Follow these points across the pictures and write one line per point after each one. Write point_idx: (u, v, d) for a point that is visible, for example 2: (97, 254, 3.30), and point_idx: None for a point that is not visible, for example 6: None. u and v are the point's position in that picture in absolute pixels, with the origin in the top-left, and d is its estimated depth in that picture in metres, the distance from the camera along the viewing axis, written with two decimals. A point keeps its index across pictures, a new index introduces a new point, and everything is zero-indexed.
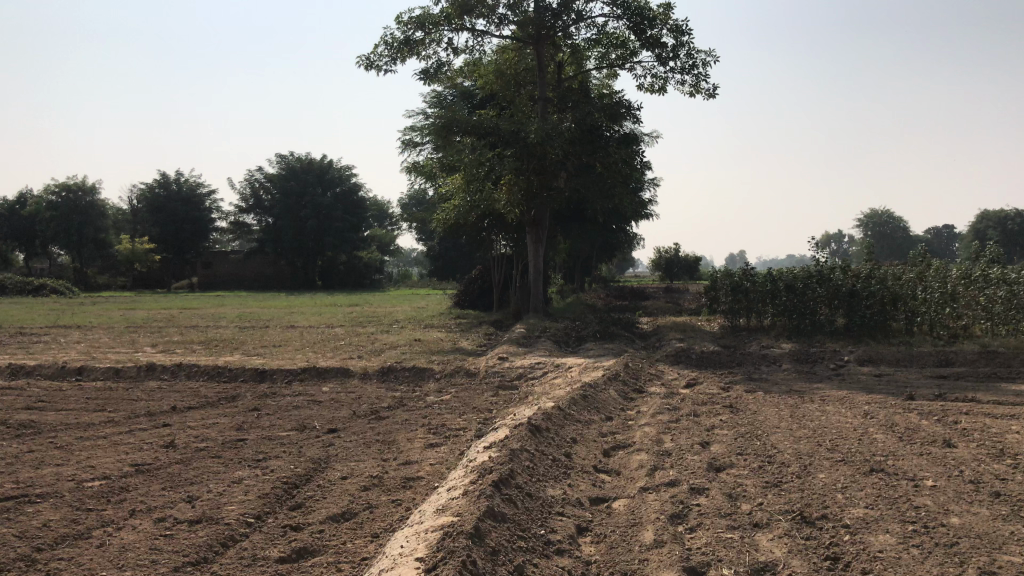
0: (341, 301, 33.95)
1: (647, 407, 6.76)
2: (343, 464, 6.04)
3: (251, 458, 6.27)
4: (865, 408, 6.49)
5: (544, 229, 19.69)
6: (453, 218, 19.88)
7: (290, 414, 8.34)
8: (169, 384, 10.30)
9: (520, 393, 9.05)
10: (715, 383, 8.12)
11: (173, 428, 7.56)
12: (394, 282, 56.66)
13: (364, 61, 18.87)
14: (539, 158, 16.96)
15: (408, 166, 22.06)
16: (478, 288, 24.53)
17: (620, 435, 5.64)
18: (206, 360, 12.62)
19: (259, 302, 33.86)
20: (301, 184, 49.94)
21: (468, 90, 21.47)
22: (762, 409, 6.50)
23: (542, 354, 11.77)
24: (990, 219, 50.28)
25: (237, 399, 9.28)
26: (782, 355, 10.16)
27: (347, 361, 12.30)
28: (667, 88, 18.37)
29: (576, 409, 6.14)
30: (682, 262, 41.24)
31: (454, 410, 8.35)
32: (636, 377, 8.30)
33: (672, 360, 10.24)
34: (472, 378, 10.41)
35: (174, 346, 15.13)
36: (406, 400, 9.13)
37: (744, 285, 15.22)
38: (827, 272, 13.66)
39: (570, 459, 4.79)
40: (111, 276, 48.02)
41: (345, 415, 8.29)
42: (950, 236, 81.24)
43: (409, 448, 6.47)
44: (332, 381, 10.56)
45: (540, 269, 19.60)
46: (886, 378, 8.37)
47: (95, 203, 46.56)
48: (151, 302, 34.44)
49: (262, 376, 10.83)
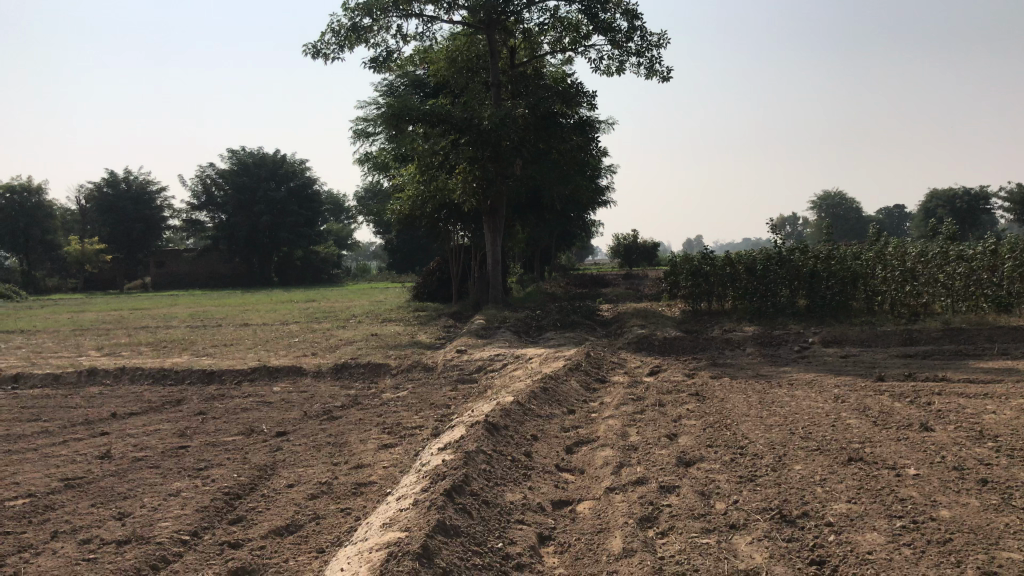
0: (299, 297, 33.28)
1: (611, 398, 6.49)
2: (290, 470, 5.67)
3: (191, 467, 5.86)
4: (835, 391, 6.28)
5: (501, 218, 19.34)
6: (408, 209, 19.44)
7: (238, 418, 7.92)
8: (111, 389, 9.81)
9: (479, 386, 8.73)
10: (680, 370, 7.87)
11: (110, 437, 7.11)
12: (353, 275, 55.93)
13: (310, 49, 18.33)
14: (494, 145, 16.60)
15: (360, 157, 21.54)
16: (436, 280, 24.14)
17: (583, 430, 5.35)
18: (152, 362, 12.09)
19: (214, 300, 33.04)
20: (253, 179, 48.93)
21: (419, 78, 21.00)
22: (730, 396, 6.25)
23: (502, 345, 11.46)
24: (939, 198, 51.11)
25: (182, 403, 8.83)
26: (745, 339, 9.96)
27: (300, 359, 11.86)
28: (622, 72, 18.12)
29: (537, 403, 5.84)
30: (641, 248, 41.13)
31: (410, 408, 8.00)
32: (599, 367, 8.02)
33: (635, 347, 9.99)
34: (430, 372, 10.07)
35: (120, 349, 14.53)
36: (361, 398, 8.76)
37: (704, 269, 15.07)
38: (788, 253, 13.56)
39: (530, 458, 4.47)
40: (60, 278, 46.63)
41: (296, 416, 7.91)
42: (902, 215, 82.55)
43: (362, 451, 6.12)
44: (284, 380, 10.13)
45: (498, 258, 19.28)
46: (852, 359, 8.19)
47: (41, 203, 45.22)
48: (101, 304, 33.44)
49: (210, 378, 10.36)
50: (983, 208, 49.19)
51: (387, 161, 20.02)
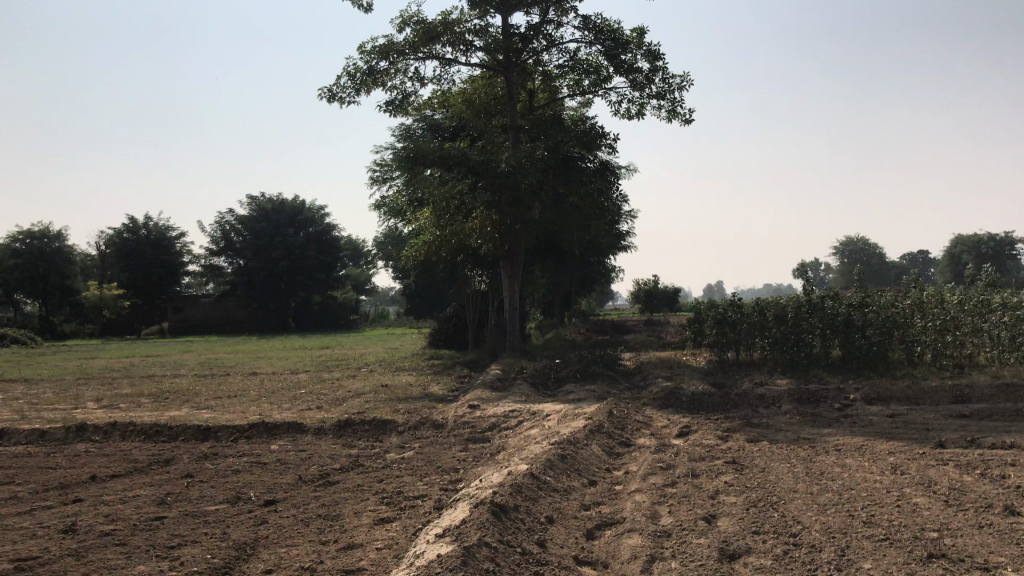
0: (316, 343, 32.73)
1: (637, 466, 5.78)
2: (272, 551, 4.99)
3: (160, 545, 5.19)
4: (891, 460, 5.54)
5: (519, 263, 18.71)
6: (423, 254, 18.92)
7: (227, 482, 7.24)
8: (98, 447, 9.18)
9: (492, 448, 8.03)
10: (712, 432, 7.13)
11: (84, 505, 6.45)
12: (370, 321, 55.34)
13: (325, 92, 18.00)
14: (511, 188, 16.12)
15: (377, 203, 21.08)
16: (453, 327, 23.50)
17: (606, 509, 4.64)
18: (149, 415, 11.46)
19: (229, 347, 32.50)
20: (272, 225, 48.70)
21: (437, 122, 20.56)
22: (772, 466, 5.54)
23: (517, 399, 10.75)
24: (965, 244, 50.13)
25: (171, 464, 8.17)
26: (780, 394, 9.21)
27: (304, 414, 11.20)
28: (644, 115, 17.63)
29: (554, 474, 5.16)
30: (662, 293, 40.34)
31: (415, 472, 7.30)
32: (622, 427, 7.31)
33: (660, 404, 9.25)
34: (440, 430, 9.38)
35: (121, 400, 13.94)
36: (363, 459, 8.08)
37: (730, 317, 14.37)
38: (822, 301, 12.82)
39: (543, 549, 3.78)
40: (78, 323, 46.43)
41: (289, 481, 7.23)
42: (926, 261, 81.35)
43: (355, 526, 5.43)
44: (284, 438, 9.47)
45: (515, 304, 18.65)
46: (901, 420, 7.43)
47: (61, 249, 45.32)
48: (116, 350, 33.11)
49: (205, 434, 9.70)
50: (1009, 254, 48.10)
51: (403, 206, 19.51)
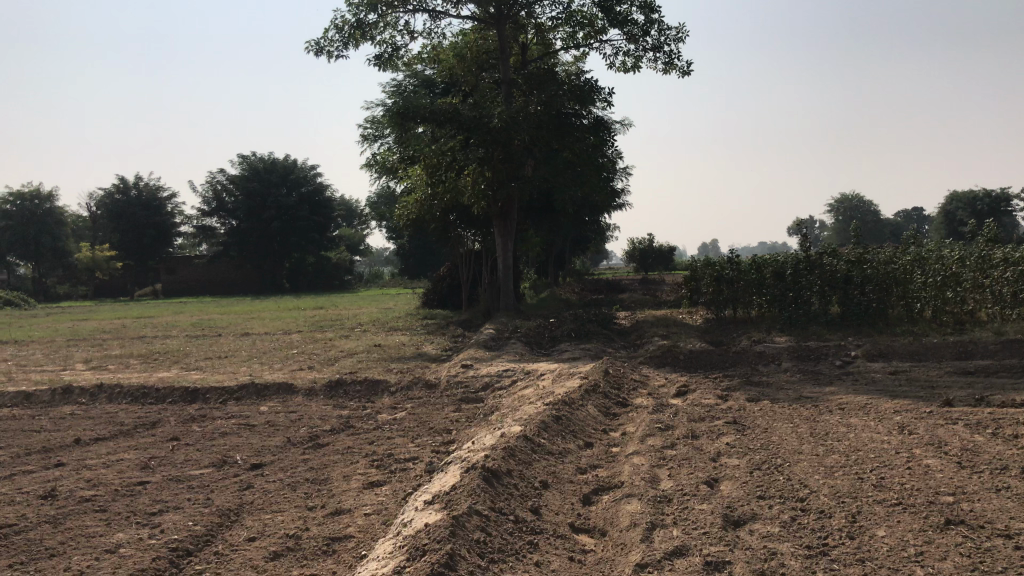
0: (310, 304, 32.48)
1: (634, 427, 5.60)
2: (257, 517, 4.81)
3: (141, 511, 5.00)
4: (897, 419, 5.35)
5: (512, 221, 18.44)
6: (415, 212, 18.62)
7: (214, 445, 7.06)
8: (84, 409, 8.98)
9: (486, 408, 7.85)
10: (711, 391, 6.94)
11: (65, 470, 6.26)
12: (365, 281, 55.09)
13: (313, 46, 17.55)
14: (505, 144, 15.78)
15: (368, 161, 20.73)
16: (447, 286, 23.27)
17: (603, 472, 4.45)
18: (137, 377, 11.26)
19: (222, 308, 32.27)
20: (264, 185, 48.16)
21: (428, 78, 20.10)
22: (774, 426, 5.35)
23: (511, 358, 10.57)
24: (960, 201, 49.84)
25: (157, 427, 7.98)
26: (779, 352, 9.02)
27: (295, 374, 11.00)
28: (640, 68, 17.24)
29: (549, 435, 4.97)
30: (656, 252, 40.11)
31: (407, 433, 7.12)
32: (619, 387, 7.12)
33: (657, 363, 9.06)
34: (432, 390, 9.20)
35: (110, 361, 13.74)
36: (354, 420, 7.90)
37: (728, 275, 14.15)
38: (821, 258, 12.60)
39: (537, 516, 3.58)
40: (71, 285, 46.14)
41: (277, 443, 7.05)
42: (921, 218, 81.09)
43: (344, 491, 5.25)
44: (273, 399, 9.28)
45: (509, 263, 18.42)
46: (904, 377, 7.24)
47: (52, 210, 44.78)
48: (108, 312, 32.90)
49: (193, 396, 9.51)
50: (1005, 210, 47.84)
51: (394, 164, 19.17)
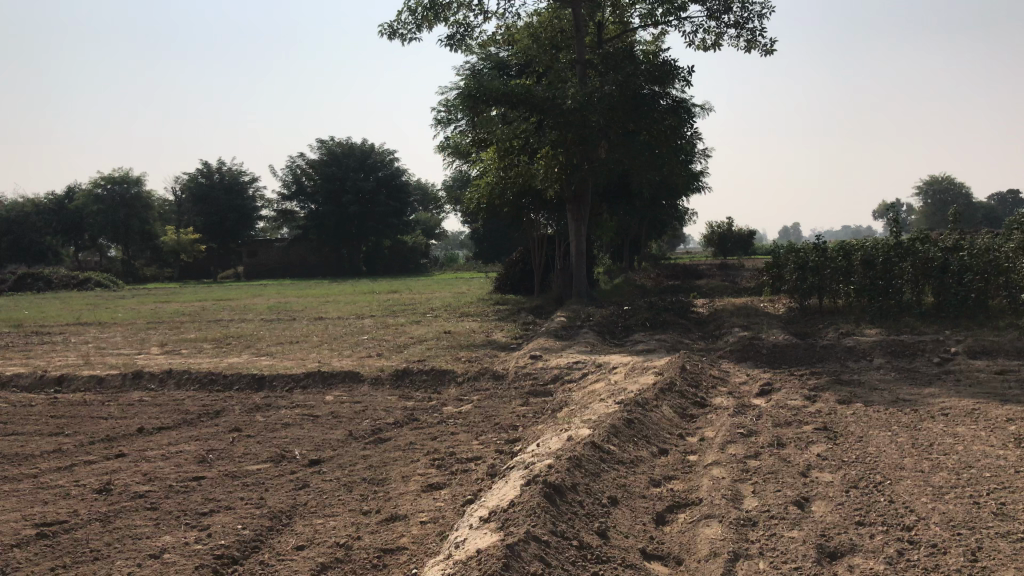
0: (384, 287, 32.61)
1: (714, 432, 5.16)
2: (309, 521, 4.56)
3: (191, 511, 4.81)
4: (1012, 430, 4.77)
5: (586, 205, 17.96)
6: (487, 197, 18.30)
7: (275, 437, 6.88)
8: (152, 396, 8.96)
9: (554, 403, 7.49)
10: (796, 391, 6.43)
11: (124, 461, 6.16)
12: (440, 265, 55.24)
13: (386, 29, 17.36)
14: (578, 127, 15.30)
15: (441, 144, 20.49)
16: (520, 271, 22.97)
17: (679, 486, 4.04)
18: (207, 362, 11.26)
19: (299, 291, 32.69)
20: (341, 169, 48.59)
21: (502, 60, 19.72)
22: (870, 435, 4.85)
23: (583, 348, 10.17)
24: None
25: (221, 416, 7.87)
26: (871, 347, 8.38)
27: (362, 362, 10.83)
28: (721, 46, 16.53)
29: (621, 442, 4.58)
30: (735, 236, 38.95)
31: (470, 429, 6.81)
32: (696, 385, 6.67)
33: (737, 357, 8.53)
34: (500, 381, 8.89)
35: (184, 345, 13.85)
36: (419, 413, 7.64)
37: (813, 262, 13.42)
38: (916, 244, 11.79)
39: (604, 541, 3.22)
40: (158, 267, 47.50)
41: (338, 436, 6.83)
42: (1019, 201, 77.04)
43: (402, 494, 4.96)
44: (339, 388, 9.11)
45: (583, 249, 17.96)
46: (1013, 378, 6.58)
47: (140, 194, 46.10)
48: (190, 293, 33.72)
49: (260, 383, 9.41)
50: None
51: (466, 148, 18.87)
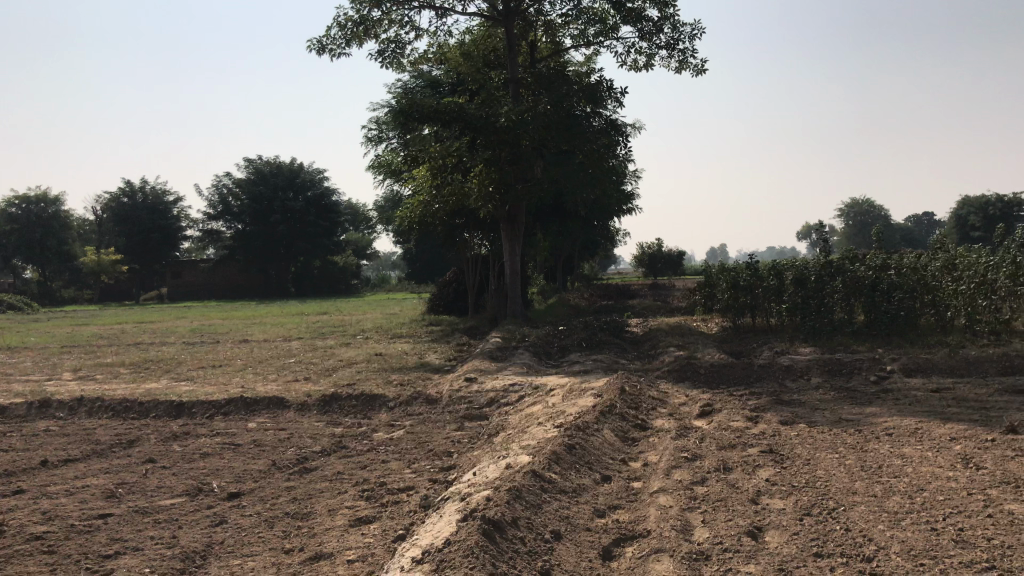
0: (314, 309, 31.91)
1: (657, 456, 4.96)
2: (227, 562, 4.18)
3: (93, 554, 4.37)
4: (958, 449, 4.67)
5: (520, 224, 17.79)
6: (420, 216, 17.97)
7: (192, 469, 6.44)
8: (60, 425, 8.38)
9: (490, 427, 7.21)
10: (738, 412, 6.29)
11: (23, 498, 5.65)
12: (371, 286, 54.49)
13: (316, 44, 16.99)
14: (512, 145, 15.13)
15: (372, 163, 20.11)
16: (453, 292, 22.66)
17: (625, 517, 3.81)
18: (122, 388, 10.66)
19: (225, 312, 31.75)
20: (270, 188, 47.66)
21: (434, 78, 19.51)
22: (817, 457, 4.71)
23: (518, 370, 9.93)
24: (972, 205, 48.92)
25: (134, 447, 7.37)
26: (808, 366, 8.32)
27: (289, 387, 10.38)
28: (652, 67, 16.63)
29: (562, 470, 4.34)
30: (666, 257, 39.28)
31: (402, 457, 6.48)
32: (636, 406, 6.49)
33: (676, 377, 8.39)
34: (433, 405, 8.57)
35: (99, 370, 13.15)
36: (348, 440, 7.28)
37: (746, 281, 13.47)
38: (847, 263, 11.88)
39: None
40: (76, 289, 45.75)
41: (261, 467, 6.43)
42: (933, 223, 80.02)
43: (326, 530, 4.61)
44: (264, 414, 8.67)
45: (517, 269, 17.77)
46: (950, 396, 6.55)
47: (58, 214, 44.40)
48: (109, 316, 32.48)
49: (178, 410, 8.90)
50: (1017, 216, 47.02)
51: (398, 166, 18.54)
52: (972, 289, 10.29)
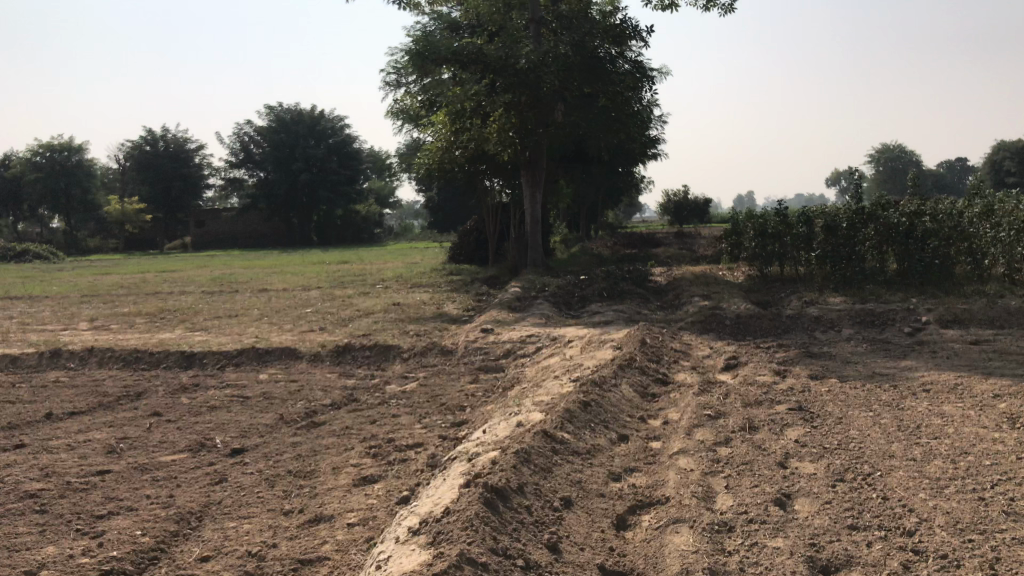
0: (336, 258, 31.78)
1: (679, 414, 4.68)
2: (223, 524, 3.97)
3: (86, 514, 4.17)
4: (1003, 407, 4.34)
5: (541, 171, 17.37)
6: (438, 162, 17.58)
7: (198, 423, 6.24)
8: (70, 376, 8.25)
9: (507, 379, 6.96)
10: (765, 366, 5.98)
11: (23, 453, 5.49)
12: (394, 235, 54.27)
13: None
14: (532, 89, 14.66)
15: (391, 109, 19.66)
16: (474, 240, 22.36)
17: (642, 481, 3.54)
18: (137, 339, 10.53)
19: (247, 262, 31.67)
20: (291, 136, 47.34)
21: (453, 20, 18.95)
22: (852, 415, 4.40)
23: (537, 320, 9.66)
24: (1008, 148, 47.60)
25: (142, 399, 7.21)
26: (838, 316, 7.97)
27: (304, 337, 10.19)
28: (678, 6, 16.00)
29: (576, 430, 4.06)
30: (691, 204, 38.62)
31: (414, 411, 6.26)
32: (657, 359, 6.19)
33: (699, 329, 8.07)
34: (449, 357, 8.33)
35: (116, 320, 13.03)
36: (361, 393, 7.07)
37: (774, 229, 13.04)
38: (879, 209, 11.41)
39: (555, 559, 2.71)
40: (102, 238, 45.92)
41: (269, 420, 6.23)
42: (964, 170, 78.27)
43: (329, 490, 4.39)
44: (276, 366, 8.48)
45: (538, 216, 17.40)
46: (992, 348, 6.19)
47: (81, 162, 44.33)
48: (133, 265, 32.51)
49: (190, 361, 8.74)
50: None
51: (417, 112, 18.10)
52: (1012, 235, 9.83)
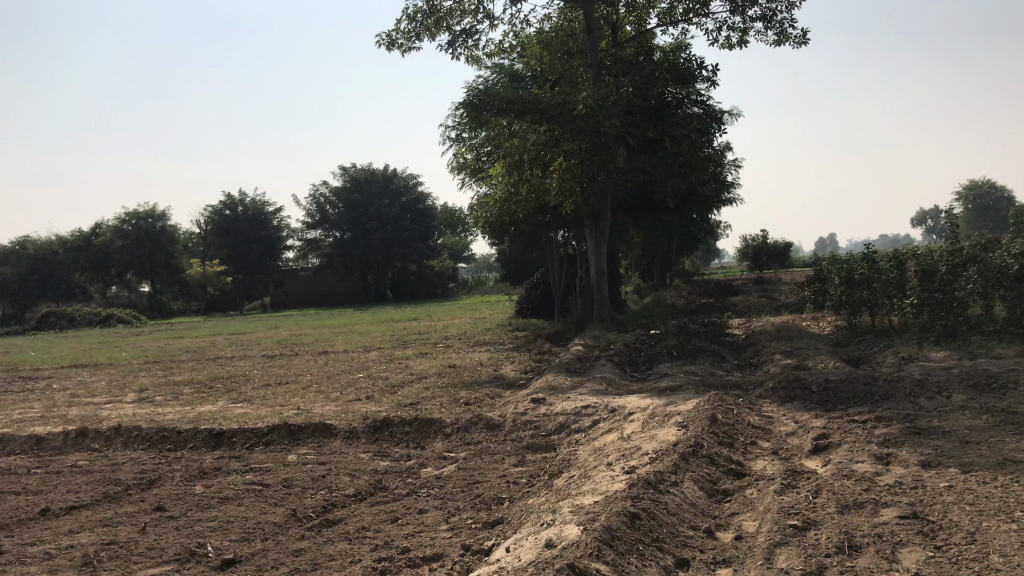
0: (404, 315, 31.26)
1: (757, 526, 3.65)
2: None
3: None
4: None
5: (606, 220, 16.45)
6: (499, 216, 16.81)
7: (200, 521, 5.46)
8: (90, 460, 7.62)
9: (555, 463, 6.00)
10: (862, 448, 4.90)
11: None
12: (466, 289, 53.82)
13: (386, 38, 16.04)
14: (593, 134, 13.75)
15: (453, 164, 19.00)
16: (542, 294, 21.53)
17: None
18: (175, 413, 9.91)
19: (318, 321, 31.52)
20: (365, 195, 47.55)
21: (515, 71, 18.34)
22: (992, 528, 3.31)
23: (597, 386, 8.67)
24: None
25: (152, 489, 6.47)
26: (946, 378, 6.76)
27: (346, 409, 9.42)
28: (747, 44, 15.08)
29: (618, 564, 3.07)
30: (770, 249, 36.87)
31: (444, 505, 5.36)
32: (732, 442, 5.16)
33: (781, 398, 6.97)
34: (495, 432, 7.43)
35: (163, 391, 12.50)
36: (391, 480, 6.19)
37: (862, 274, 11.80)
38: (981, 250, 10.08)
39: None
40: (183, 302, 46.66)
41: (277, 518, 5.39)
42: None
43: None
44: (306, 445, 7.69)
45: (603, 268, 16.42)
46: None
47: (165, 229, 45.26)
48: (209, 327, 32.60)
49: (218, 441, 8.03)
50: None
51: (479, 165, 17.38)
52: None
